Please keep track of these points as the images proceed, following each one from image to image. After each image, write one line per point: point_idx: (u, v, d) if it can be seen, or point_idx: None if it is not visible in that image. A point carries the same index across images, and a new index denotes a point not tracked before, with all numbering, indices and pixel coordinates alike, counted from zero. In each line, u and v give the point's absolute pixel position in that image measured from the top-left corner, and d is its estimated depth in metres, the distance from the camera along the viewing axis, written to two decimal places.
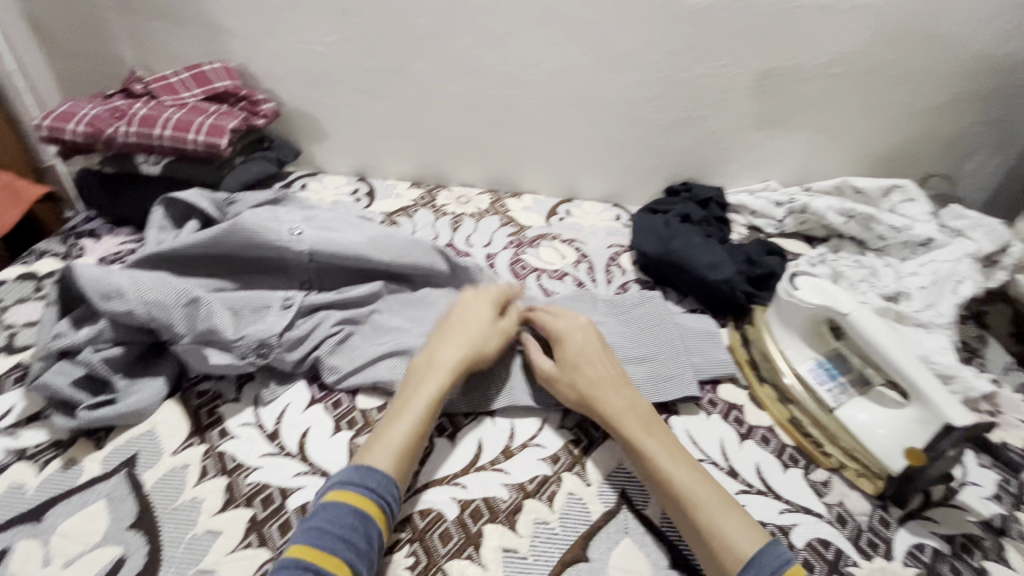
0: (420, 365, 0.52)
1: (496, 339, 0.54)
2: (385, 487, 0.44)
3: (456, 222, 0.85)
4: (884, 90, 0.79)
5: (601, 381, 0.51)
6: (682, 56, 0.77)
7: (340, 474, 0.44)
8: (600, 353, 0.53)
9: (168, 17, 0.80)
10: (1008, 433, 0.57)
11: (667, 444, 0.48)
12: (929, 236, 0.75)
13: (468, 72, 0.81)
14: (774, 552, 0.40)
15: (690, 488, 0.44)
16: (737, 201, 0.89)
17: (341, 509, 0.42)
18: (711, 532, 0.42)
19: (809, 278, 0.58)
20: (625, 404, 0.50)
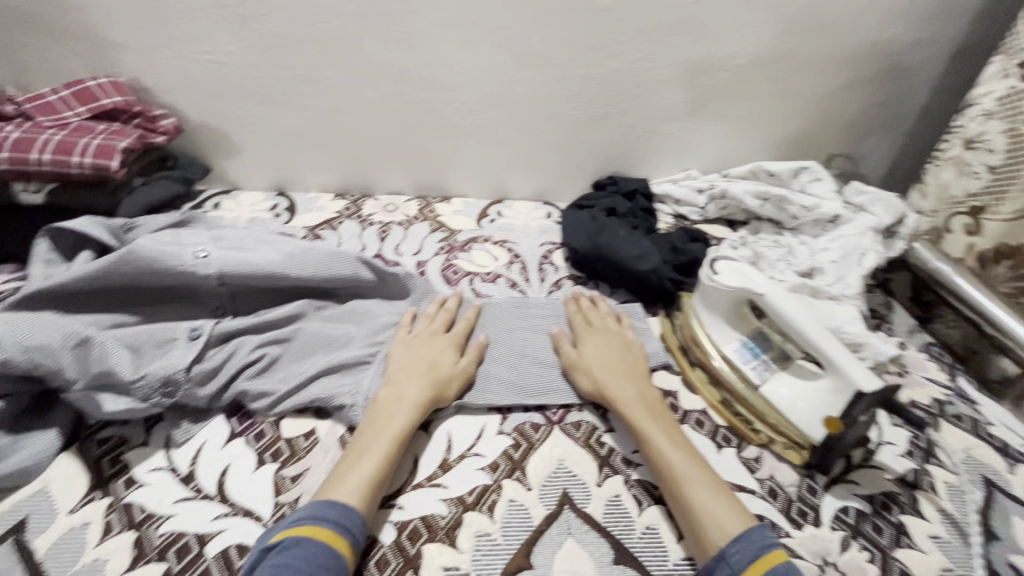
0: (386, 401, 0.51)
1: (457, 380, 0.54)
2: (358, 525, 0.42)
3: (384, 230, 0.82)
4: (787, 77, 0.84)
5: (614, 372, 0.55)
6: (597, 53, 0.78)
7: (318, 505, 0.42)
8: (617, 350, 0.58)
9: (40, 30, 0.72)
10: (914, 391, 0.61)
11: (669, 429, 0.50)
12: (835, 213, 0.80)
13: (384, 77, 0.79)
14: (760, 533, 0.42)
15: (686, 470, 0.46)
16: (661, 191, 0.92)
17: (315, 547, 0.40)
18: (703, 512, 0.44)
19: (729, 262, 0.59)
20: (633, 391, 0.53)
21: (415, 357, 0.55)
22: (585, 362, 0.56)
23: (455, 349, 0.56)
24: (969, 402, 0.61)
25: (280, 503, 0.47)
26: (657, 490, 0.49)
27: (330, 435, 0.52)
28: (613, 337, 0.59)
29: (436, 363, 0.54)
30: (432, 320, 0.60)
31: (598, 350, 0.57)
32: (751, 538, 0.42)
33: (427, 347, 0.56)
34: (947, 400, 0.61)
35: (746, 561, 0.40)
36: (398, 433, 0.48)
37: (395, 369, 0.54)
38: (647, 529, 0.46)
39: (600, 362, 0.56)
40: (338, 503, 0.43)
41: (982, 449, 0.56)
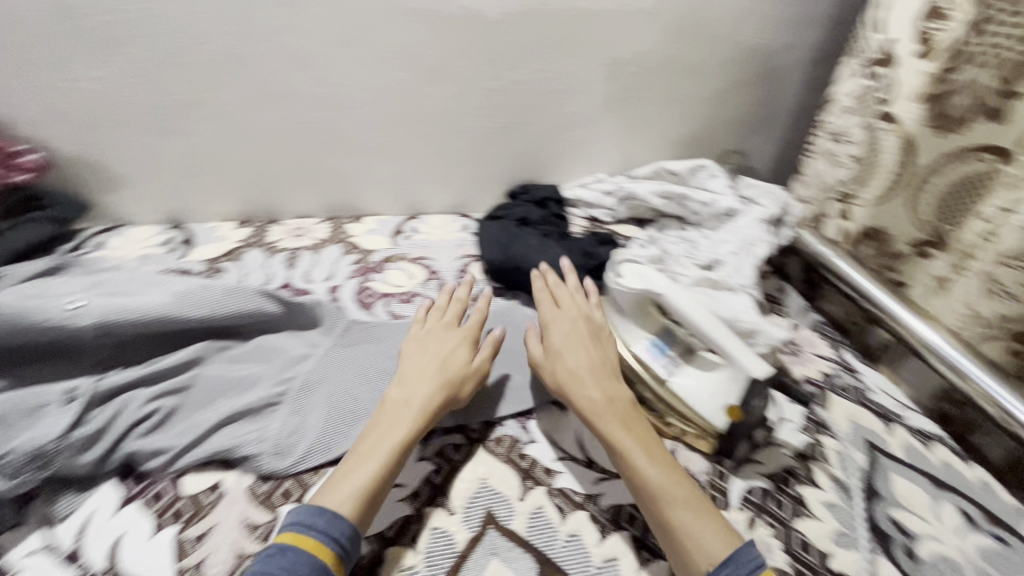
0: (396, 403, 0.50)
1: (471, 379, 0.54)
2: (346, 535, 0.42)
3: (292, 257, 0.79)
4: (676, 82, 0.89)
5: (585, 377, 0.53)
6: (496, 65, 0.79)
7: (307, 511, 0.42)
8: (586, 348, 0.56)
9: None
10: (805, 368, 0.67)
11: (645, 440, 0.49)
12: (731, 207, 0.85)
13: (278, 98, 0.76)
14: (748, 555, 0.41)
15: (665, 488, 0.45)
16: (572, 195, 0.94)
17: (298, 555, 0.39)
18: (686, 535, 0.43)
19: (633, 264, 0.61)
20: (605, 399, 0.51)
21: (427, 355, 0.55)
22: (558, 360, 0.55)
23: (469, 346, 0.56)
24: (852, 372, 0.67)
25: (183, 567, 0.43)
26: (578, 496, 0.50)
27: (237, 485, 0.49)
28: (581, 333, 0.57)
29: (449, 360, 0.54)
30: (446, 312, 0.61)
31: (569, 350, 0.55)
32: (736, 560, 0.41)
33: (441, 344, 0.56)
34: (835, 373, 0.67)
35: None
36: (403, 439, 0.47)
37: (407, 369, 0.53)
38: (571, 536, 0.47)
39: (573, 363, 0.54)
40: (328, 511, 0.42)
41: (865, 415, 0.61)
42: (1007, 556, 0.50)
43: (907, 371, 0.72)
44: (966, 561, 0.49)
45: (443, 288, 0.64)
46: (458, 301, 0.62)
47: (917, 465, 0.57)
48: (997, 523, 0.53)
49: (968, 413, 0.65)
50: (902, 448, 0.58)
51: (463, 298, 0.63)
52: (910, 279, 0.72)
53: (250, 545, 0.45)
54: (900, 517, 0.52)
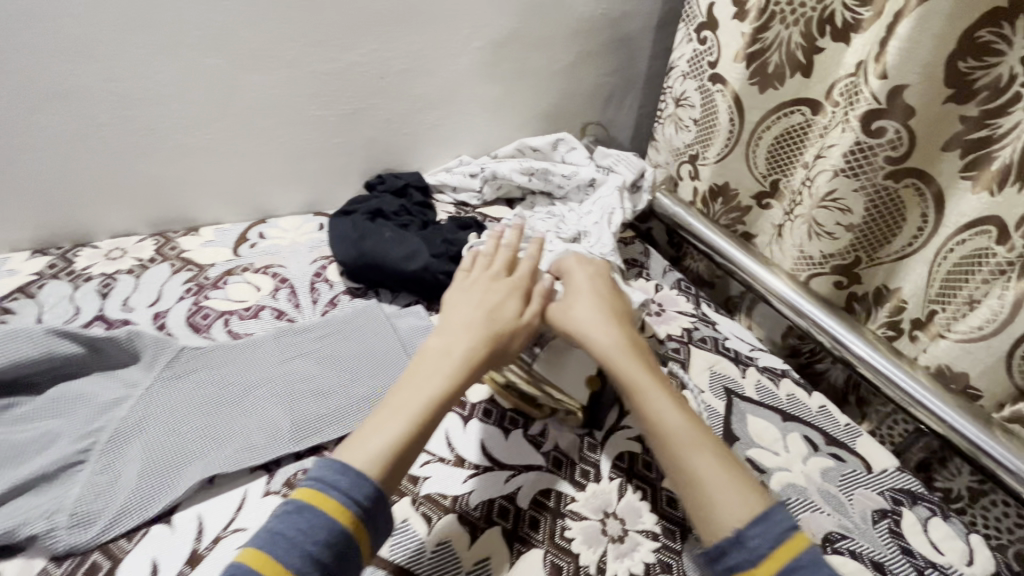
0: (437, 354, 0.47)
1: (521, 334, 0.51)
2: (366, 497, 0.38)
3: (106, 284, 0.67)
4: (526, 55, 0.87)
5: (600, 324, 0.52)
6: (325, 46, 0.72)
7: (332, 468, 0.39)
8: (608, 303, 0.55)
9: None
10: (668, 326, 0.69)
11: (665, 391, 0.48)
12: (592, 177, 0.86)
13: (55, 98, 0.63)
14: (782, 513, 0.39)
15: (689, 438, 0.44)
16: (436, 181, 0.90)
17: (315, 517, 0.37)
18: (711, 484, 0.41)
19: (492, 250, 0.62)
20: (625, 347, 0.50)
21: (471, 304, 0.51)
22: (575, 306, 0.54)
23: (520, 299, 0.53)
24: (709, 323, 0.71)
25: None
26: (447, 498, 0.47)
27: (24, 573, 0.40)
28: (599, 284, 0.57)
29: (497, 310, 0.51)
30: (490, 261, 0.57)
31: (588, 300, 0.54)
32: (770, 518, 0.39)
33: (490, 292, 0.53)
34: (694, 327, 0.70)
35: (768, 547, 0.38)
36: (442, 397, 0.44)
37: (450, 318, 0.50)
38: (439, 545, 0.44)
39: (589, 310, 0.53)
40: (352, 470, 0.39)
41: (722, 362, 0.65)
42: (845, 472, 0.55)
43: (760, 315, 0.79)
44: (811, 484, 0.53)
45: (491, 237, 0.59)
46: (506, 251, 0.58)
47: (768, 403, 0.61)
48: (835, 443, 0.58)
49: (810, 344, 0.72)
50: (755, 389, 0.62)
51: (512, 247, 0.58)
52: (756, 229, 0.77)
53: None
54: (755, 456, 0.55)
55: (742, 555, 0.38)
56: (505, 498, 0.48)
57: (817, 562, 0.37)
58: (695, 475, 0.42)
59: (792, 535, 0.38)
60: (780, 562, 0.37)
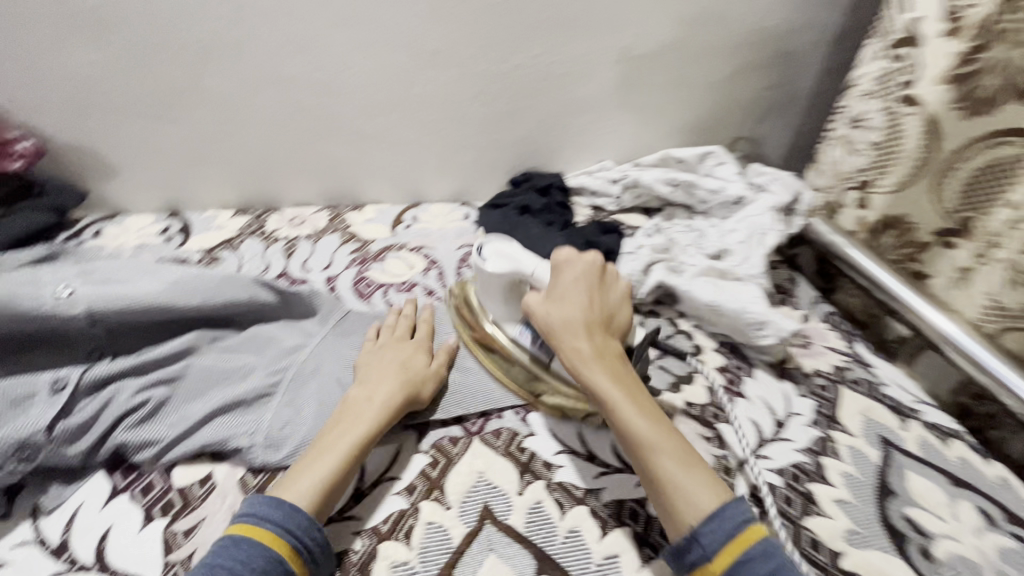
0: (356, 399, 0.49)
1: (432, 380, 0.53)
2: (302, 525, 0.40)
3: (290, 246, 0.78)
4: (683, 65, 0.86)
5: (573, 323, 0.49)
6: (496, 48, 0.77)
7: (264, 502, 0.40)
8: (583, 296, 0.50)
9: None
10: (818, 361, 0.64)
11: (630, 393, 0.46)
12: (740, 195, 0.83)
13: (271, 83, 0.73)
14: (735, 510, 0.40)
15: (652, 439, 0.44)
16: (577, 183, 0.91)
17: (250, 547, 0.38)
18: (673, 489, 0.42)
19: (494, 244, 0.54)
20: (592, 348, 0.48)
21: (383, 360, 0.53)
22: (552, 303, 0.50)
23: (426, 352, 0.55)
24: (865, 365, 0.65)
25: (170, 562, 0.42)
26: (579, 490, 0.49)
27: (229, 477, 0.48)
28: (570, 273, 0.51)
29: (407, 364, 0.53)
30: (397, 325, 0.59)
31: (558, 296, 0.50)
32: (723, 518, 0.40)
33: (397, 351, 0.55)
34: (846, 366, 0.64)
35: (721, 545, 0.39)
36: (367, 432, 0.46)
37: (365, 371, 0.52)
38: (570, 532, 0.46)
39: (561, 307, 0.50)
40: (284, 504, 0.40)
41: (878, 410, 0.59)
42: None
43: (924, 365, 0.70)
44: (986, 562, 0.47)
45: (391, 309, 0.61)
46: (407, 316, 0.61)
47: (932, 462, 0.55)
48: (1018, 523, 0.51)
49: (988, 406, 0.62)
50: (918, 445, 0.56)
51: (411, 315, 0.60)
52: (932, 270, 0.68)
53: None
54: (916, 517, 0.50)
55: (700, 555, 0.39)
56: (636, 502, 0.48)
57: (775, 552, 0.39)
58: (658, 479, 0.42)
59: (750, 532, 0.39)
60: (734, 556, 0.38)
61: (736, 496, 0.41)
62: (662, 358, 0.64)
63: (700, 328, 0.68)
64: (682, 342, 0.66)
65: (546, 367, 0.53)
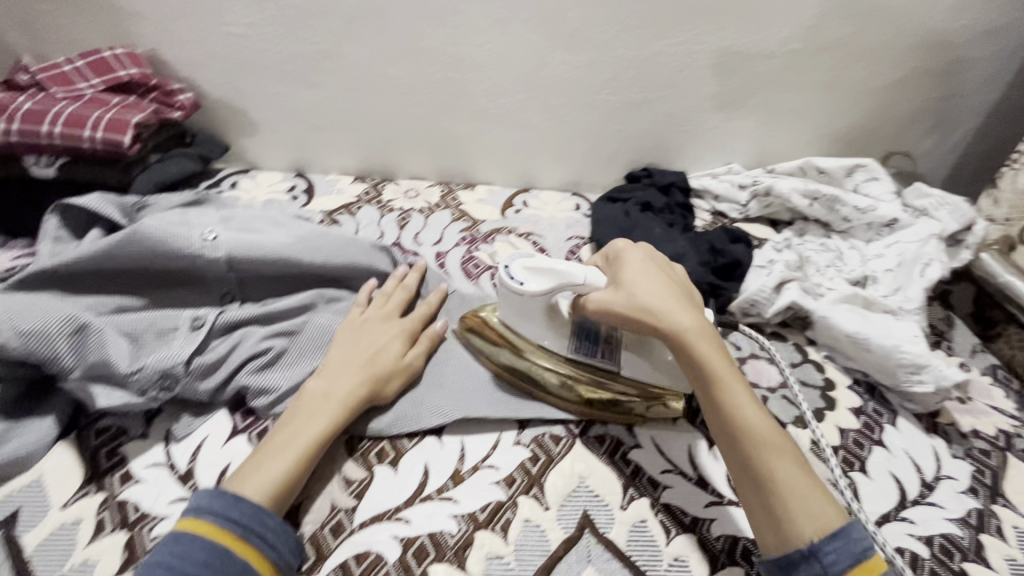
0: (314, 394, 0.46)
1: (401, 375, 0.49)
2: (248, 514, 0.38)
3: (404, 218, 0.79)
4: (842, 64, 0.76)
5: (676, 303, 0.45)
6: (638, 33, 0.72)
7: (208, 495, 0.39)
8: (671, 282, 0.47)
9: (73, 3, 0.70)
10: (979, 420, 0.55)
11: (740, 382, 0.43)
12: (893, 217, 0.73)
13: (406, 54, 0.74)
14: (860, 530, 0.36)
15: (767, 435, 0.40)
16: (699, 185, 0.85)
17: (191, 541, 0.36)
18: (792, 490, 0.38)
19: (521, 263, 0.48)
20: (702, 328, 0.44)
21: (356, 345, 0.49)
22: (640, 281, 0.46)
23: (404, 339, 0.51)
24: None
25: None
26: (687, 517, 0.44)
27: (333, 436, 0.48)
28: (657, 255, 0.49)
29: (378, 354, 0.49)
30: (386, 303, 0.55)
31: (656, 271, 0.47)
32: (848, 535, 0.36)
33: (375, 333, 0.51)
34: (1016, 432, 0.55)
35: (847, 563, 0.35)
36: (321, 433, 0.43)
37: (333, 356, 0.49)
38: (676, 561, 0.42)
39: (662, 284, 0.46)
40: (229, 494, 0.39)
41: None
42: None
43: None
44: None
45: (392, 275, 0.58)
46: (404, 291, 0.57)
47: None
48: None
49: None
50: None
51: (409, 288, 0.57)
52: None
53: (342, 498, 0.44)
54: None
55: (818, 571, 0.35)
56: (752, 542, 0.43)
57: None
58: (771, 479, 0.38)
59: (870, 556, 0.36)
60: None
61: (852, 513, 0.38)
62: (787, 387, 0.57)
63: (832, 361, 0.60)
64: (810, 372, 0.59)
65: (614, 376, 0.50)
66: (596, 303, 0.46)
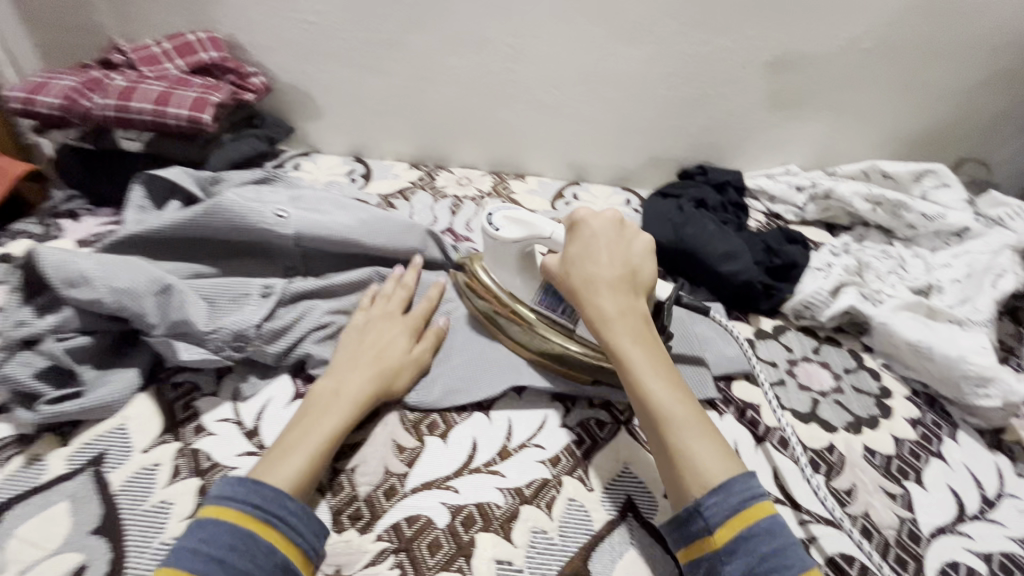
0: (322, 392, 0.46)
1: (410, 370, 0.50)
2: (271, 499, 0.38)
3: (456, 205, 0.80)
4: (915, 65, 0.73)
5: (598, 280, 0.44)
6: (702, 27, 0.71)
7: (229, 483, 0.39)
8: (607, 254, 0.45)
9: None
10: None
11: (651, 354, 0.42)
12: (964, 226, 0.70)
13: (468, 44, 0.75)
14: (744, 485, 0.37)
15: (667, 407, 0.39)
16: (756, 185, 0.83)
17: (217, 527, 0.36)
18: (683, 459, 0.38)
19: (505, 211, 0.51)
20: (615, 301, 0.43)
21: (362, 345, 0.49)
22: (572, 261, 0.46)
23: (410, 336, 0.51)
24: None
25: (337, 469, 0.45)
26: None
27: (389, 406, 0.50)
28: (597, 222, 0.46)
29: (384, 352, 0.49)
30: (389, 301, 0.55)
31: (583, 248, 0.46)
32: (726, 492, 0.37)
33: (380, 332, 0.51)
34: None
35: (723, 518, 0.36)
36: (334, 430, 0.43)
37: (339, 356, 0.49)
38: None
39: (587, 260, 0.45)
40: (251, 481, 0.39)
41: None
42: None
43: None
44: None
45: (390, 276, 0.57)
46: (403, 290, 0.56)
47: None
48: None
49: None
50: None
51: (409, 286, 0.56)
52: None
53: (395, 464, 0.46)
54: None
55: (701, 527, 0.37)
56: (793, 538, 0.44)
57: (778, 535, 0.36)
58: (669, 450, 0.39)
59: (757, 504, 0.37)
60: (736, 531, 0.36)
61: (749, 473, 0.38)
62: (839, 392, 0.56)
63: (890, 369, 0.59)
64: (865, 379, 0.57)
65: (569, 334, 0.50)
66: (547, 272, 0.48)
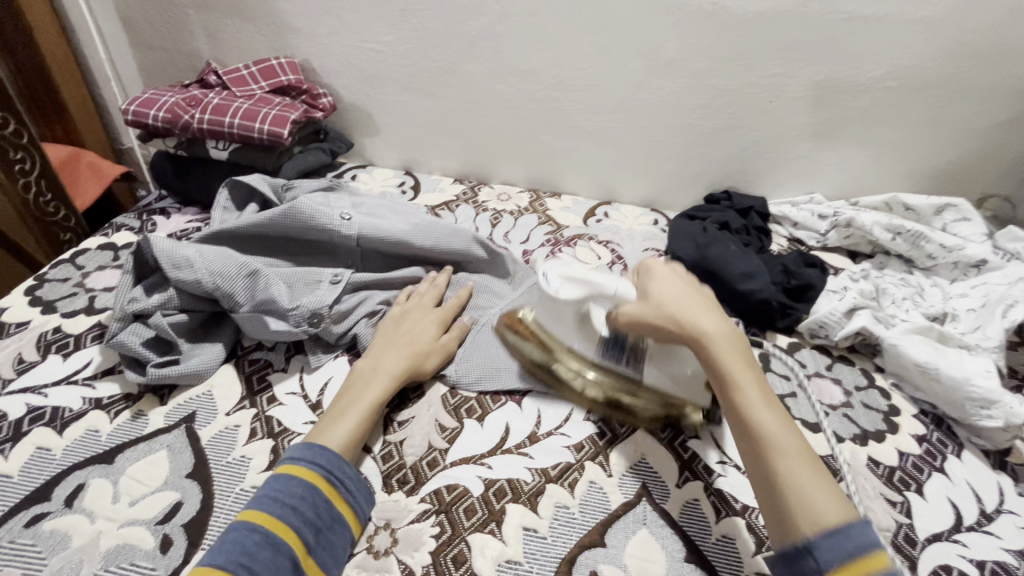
0: (362, 371, 0.53)
1: (435, 355, 0.56)
2: (333, 460, 0.45)
3: (496, 217, 0.87)
4: (938, 104, 0.77)
5: (702, 319, 0.46)
6: (732, 64, 0.77)
7: (301, 447, 0.46)
8: (704, 301, 0.48)
9: (252, 19, 0.86)
10: None
11: (761, 392, 0.43)
12: (982, 258, 0.73)
13: (515, 73, 0.83)
14: (861, 530, 0.35)
15: (779, 440, 0.40)
16: (778, 211, 0.87)
17: (292, 481, 0.43)
18: (796, 493, 0.38)
19: (561, 270, 0.53)
20: (724, 337, 0.45)
21: (396, 334, 0.56)
22: (674, 302, 0.47)
23: (438, 327, 0.58)
24: None
25: (387, 441, 0.52)
26: (738, 503, 0.48)
27: (435, 390, 0.56)
28: (685, 273, 0.50)
29: (414, 338, 0.56)
30: (421, 299, 0.61)
31: (676, 289, 0.48)
32: (845, 533, 0.35)
33: (413, 323, 0.58)
34: None
35: (837, 562, 0.35)
36: (371, 403, 0.50)
37: (377, 343, 0.56)
38: (721, 537, 0.46)
39: (687, 305, 0.47)
40: (317, 445, 0.46)
41: None
42: None
43: None
44: None
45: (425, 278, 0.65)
46: (435, 291, 0.63)
47: None
48: None
49: None
50: None
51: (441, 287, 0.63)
52: None
53: (437, 440, 0.52)
54: None
55: (811, 569, 0.35)
56: None
57: None
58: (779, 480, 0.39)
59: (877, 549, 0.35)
60: None
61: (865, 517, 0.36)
62: (849, 407, 0.60)
63: (900, 389, 0.62)
64: (875, 397, 0.61)
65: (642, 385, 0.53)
66: (629, 316, 0.48)
